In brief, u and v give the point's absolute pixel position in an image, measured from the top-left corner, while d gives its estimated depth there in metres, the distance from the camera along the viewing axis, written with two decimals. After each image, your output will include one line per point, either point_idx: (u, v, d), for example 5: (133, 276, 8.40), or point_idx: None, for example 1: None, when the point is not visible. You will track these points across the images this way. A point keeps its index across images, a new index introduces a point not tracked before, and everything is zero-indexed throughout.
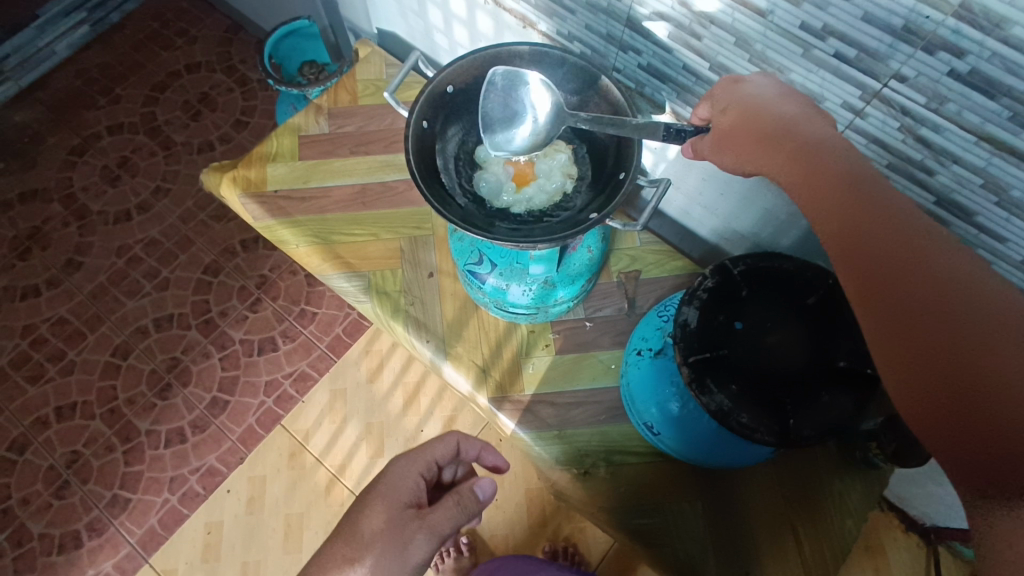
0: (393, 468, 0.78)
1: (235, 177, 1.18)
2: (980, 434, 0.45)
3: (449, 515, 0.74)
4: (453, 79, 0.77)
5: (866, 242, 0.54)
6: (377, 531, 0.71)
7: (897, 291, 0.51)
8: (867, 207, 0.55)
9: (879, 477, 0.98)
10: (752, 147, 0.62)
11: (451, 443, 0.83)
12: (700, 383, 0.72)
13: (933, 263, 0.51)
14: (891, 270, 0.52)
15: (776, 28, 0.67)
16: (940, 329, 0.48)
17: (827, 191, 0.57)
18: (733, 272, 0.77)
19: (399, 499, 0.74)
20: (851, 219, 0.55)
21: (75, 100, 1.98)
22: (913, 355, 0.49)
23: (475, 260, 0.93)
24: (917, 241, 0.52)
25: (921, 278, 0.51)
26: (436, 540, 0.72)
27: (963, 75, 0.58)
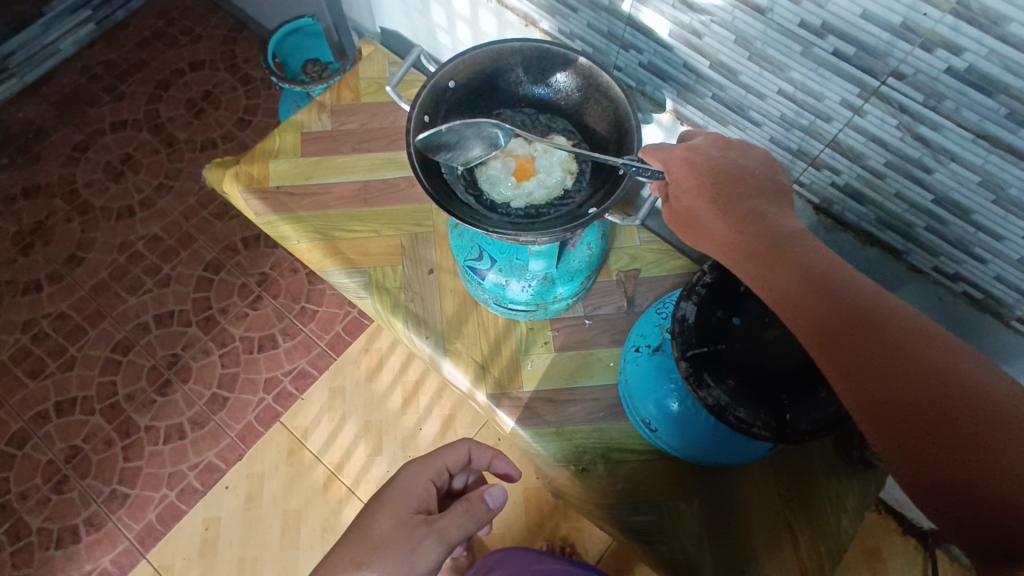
0: (404, 475, 0.80)
1: (238, 173, 1.19)
2: (992, 514, 0.44)
3: (459, 522, 0.75)
4: (455, 75, 0.77)
5: (830, 321, 0.53)
6: (386, 533, 0.71)
7: (874, 372, 0.50)
8: (824, 286, 0.54)
9: (876, 476, 0.98)
10: (711, 225, 0.63)
11: (462, 452, 0.84)
12: (698, 377, 0.71)
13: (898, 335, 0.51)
14: (860, 349, 0.51)
15: (777, 26, 0.68)
16: (929, 407, 0.47)
17: (782, 281, 0.56)
18: (732, 267, 0.78)
19: (409, 505, 0.76)
20: (812, 300, 0.54)
21: (78, 97, 1.99)
22: (905, 438, 0.48)
23: (475, 256, 0.94)
24: (876, 310, 0.52)
25: (891, 352, 0.50)
26: (446, 546, 0.72)
27: (961, 73, 0.59)
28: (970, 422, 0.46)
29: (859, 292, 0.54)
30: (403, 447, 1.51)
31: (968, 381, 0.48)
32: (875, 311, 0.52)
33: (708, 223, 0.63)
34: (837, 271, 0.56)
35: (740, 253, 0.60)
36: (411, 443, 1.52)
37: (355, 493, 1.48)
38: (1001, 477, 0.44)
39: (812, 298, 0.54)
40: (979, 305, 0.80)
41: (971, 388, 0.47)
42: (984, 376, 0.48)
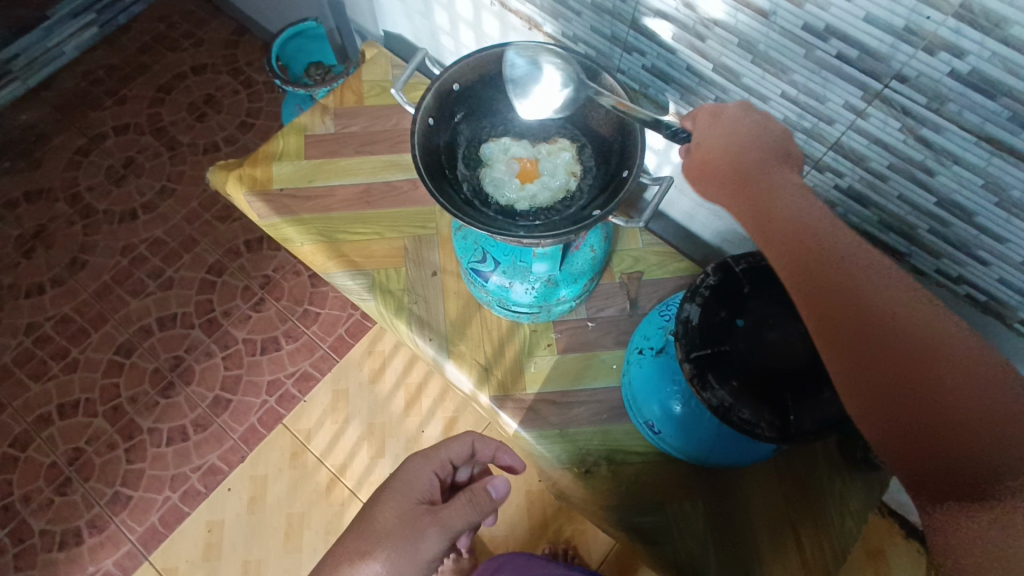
0: (406, 467, 0.80)
1: (241, 176, 1.19)
2: (941, 458, 0.49)
3: (462, 512, 0.74)
4: (459, 78, 0.77)
5: (818, 278, 0.56)
6: (390, 523, 0.72)
7: (852, 327, 0.54)
8: (817, 245, 0.58)
9: (879, 478, 0.98)
10: (722, 183, 0.66)
11: (465, 444, 0.84)
12: (702, 379, 0.72)
13: (880, 293, 0.54)
14: (842, 303, 0.55)
15: (780, 28, 0.68)
16: (897, 360, 0.52)
17: (777, 242, 0.60)
18: (735, 269, 0.78)
19: (412, 496, 0.76)
20: (802, 258, 0.58)
21: (81, 101, 1.99)
22: (870, 387, 0.53)
23: (479, 258, 0.94)
24: (862, 268, 0.56)
25: (872, 308, 0.54)
26: (449, 536, 0.72)
27: (963, 75, 0.59)
28: (934, 374, 0.50)
29: (850, 250, 0.57)
30: (406, 449, 1.51)
31: (938, 337, 0.52)
32: (864, 270, 0.56)
33: (721, 177, 0.65)
34: (833, 230, 0.59)
35: (744, 215, 0.64)
36: (414, 445, 1.52)
37: (358, 495, 1.48)
38: (957, 423, 0.49)
39: (803, 256, 0.58)
40: (981, 307, 0.80)
41: (940, 344, 0.51)
42: (957, 334, 0.52)
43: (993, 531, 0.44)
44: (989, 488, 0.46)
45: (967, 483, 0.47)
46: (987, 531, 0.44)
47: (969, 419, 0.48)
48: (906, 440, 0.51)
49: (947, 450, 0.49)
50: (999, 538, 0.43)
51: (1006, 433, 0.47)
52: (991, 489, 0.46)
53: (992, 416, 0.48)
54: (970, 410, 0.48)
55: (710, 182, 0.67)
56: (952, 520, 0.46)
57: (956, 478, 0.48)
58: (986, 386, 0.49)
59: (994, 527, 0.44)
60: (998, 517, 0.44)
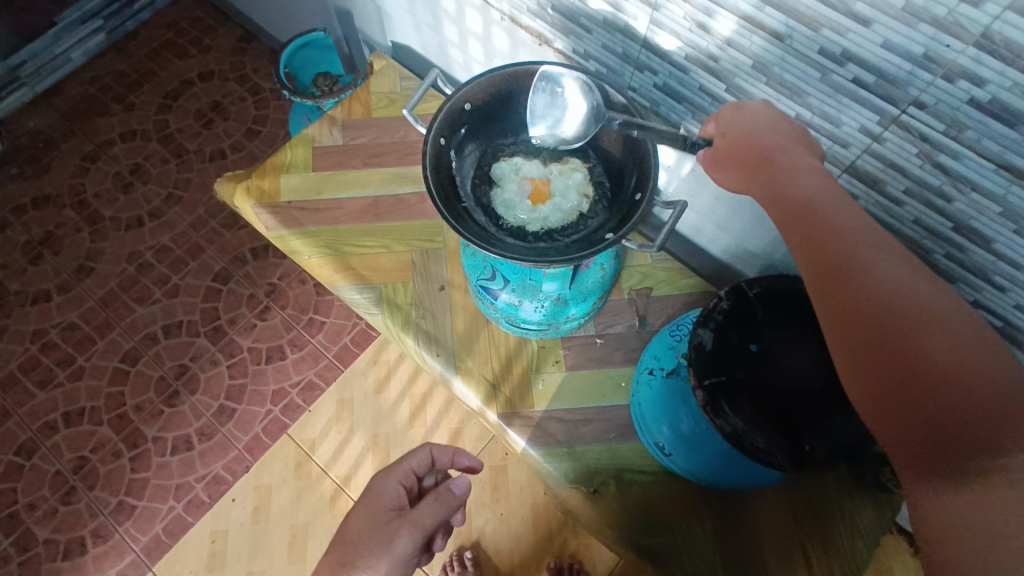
0: (371, 484, 0.78)
1: (249, 187, 1.19)
2: (928, 424, 0.49)
3: (430, 510, 0.74)
4: (471, 98, 0.77)
5: (826, 253, 0.58)
6: (359, 533, 0.72)
7: (854, 298, 0.55)
8: (828, 223, 0.59)
9: (891, 500, 0.97)
10: (742, 171, 0.66)
11: (426, 452, 0.82)
12: (715, 406, 0.70)
13: (884, 272, 0.56)
14: (846, 277, 0.56)
15: (795, 52, 0.67)
16: (894, 330, 0.53)
17: (788, 217, 0.61)
18: (748, 294, 0.78)
19: (379, 507, 0.75)
20: (810, 233, 0.59)
21: (89, 107, 2.00)
22: (864, 354, 0.53)
23: (488, 276, 0.94)
24: (867, 252, 0.57)
25: (875, 284, 0.55)
26: (421, 534, 0.72)
27: (983, 104, 0.58)
28: (929, 345, 0.51)
29: (859, 232, 0.59)
30: None
31: (936, 316, 0.53)
32: (871, 251, 0.57)
33: (742, 167, 0.66)
34: (845, 212, 0.60)
35: (760, 196, 0.65)
36: None
37: None
38: (948, 401, 0.48)
39: (813, 230, 0.59)
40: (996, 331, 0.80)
41: (938, 321, 0.53)
42: (958, 321, 0.53)
43: (973, 496, 0.44)
44: (970, 454, 0.46)
45: (952, 458, 0.47)
46: (962, 498, 0.45)
47: (959, 387, 0.49)
48: (894, 405, 0.51)
49: (934, 417, 0.49)
50: (972, 502, 0.44)
51: (994, 405, 0.47)
52: (972, 461, 0.46)
53: (979, 388, 0.48)
54: (960, 380, 0.49)
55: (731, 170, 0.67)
56: (932, 488, 0.47)
57: (939, 449, 0.48)
58: (978, 361, 0.50)
59: (969, 492, 0.45)
60: (974, 485, 0.45)
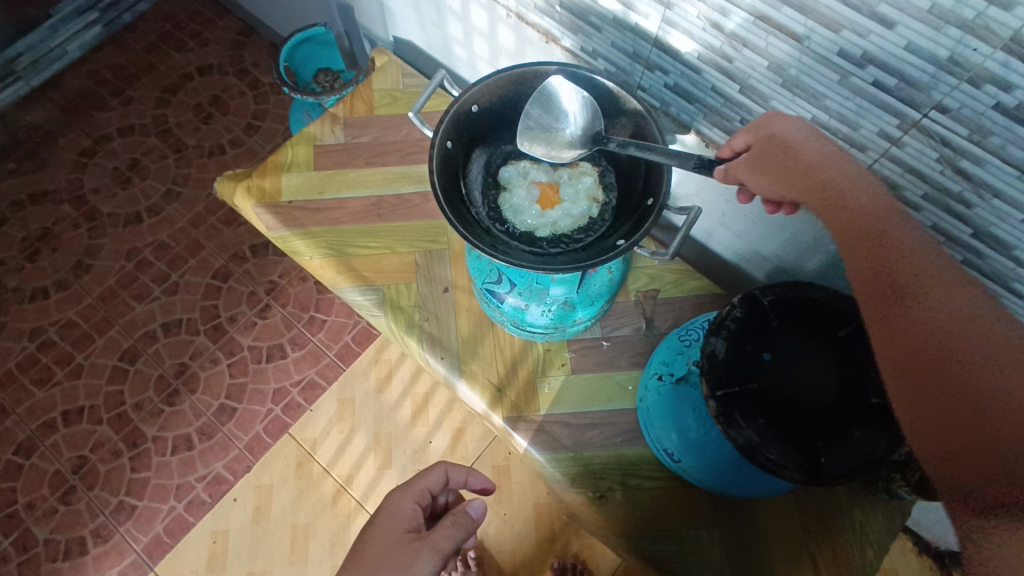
0: (387, 504, 0.78)
1: (249, 187, 1.17)
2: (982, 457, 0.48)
3: (448, 533, 0.74)
4: (478, 99, 0.75)
5: (886, 268, 0.57)
6: (377, 554, 0.70)
7: (914, 320, 0.54)
8: (888, 239, 0.58)
9: (901, 507, 0.97)
10: (785, 177, 0.64)
11: (440, 471, 0.82)
12: (728, 417, 0.70)
13: (949, 294, 0.55)
14: (907, 297, 0.55)
15: (814, 54, 0.65)
16: (955, 358, 0.52)
17: (845, 227, 0.60)
18: (762, 302, 0.76)
19: (396, 528, 0.74)
20: (867, 246, 0.58)
21: (86, 101, 1.97)
22: (920, 374, 0.53)
23: (494, 279, 0.92)
24: (930, 270, 0.56)
25: (939, 306, 0.54)
26: (440, 557, 0.71)
27: (1009, 109, 0.57)
28: (990, 376, 0.50)
29: (918, 247, 0.58)
30: (412, 461, 1.50)
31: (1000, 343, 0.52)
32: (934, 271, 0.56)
33: (783, 170, 0.64)
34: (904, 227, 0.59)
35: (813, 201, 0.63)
36: (420, 457, 1.50)
37: (365, 506, 1.46)
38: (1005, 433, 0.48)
39: (869, 245, 0.58)
40: None
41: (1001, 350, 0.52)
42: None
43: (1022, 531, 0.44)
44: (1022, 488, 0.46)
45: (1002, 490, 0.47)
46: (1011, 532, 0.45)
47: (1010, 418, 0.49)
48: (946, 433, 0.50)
49: (989, 450, 0.48)
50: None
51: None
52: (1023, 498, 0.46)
53: None
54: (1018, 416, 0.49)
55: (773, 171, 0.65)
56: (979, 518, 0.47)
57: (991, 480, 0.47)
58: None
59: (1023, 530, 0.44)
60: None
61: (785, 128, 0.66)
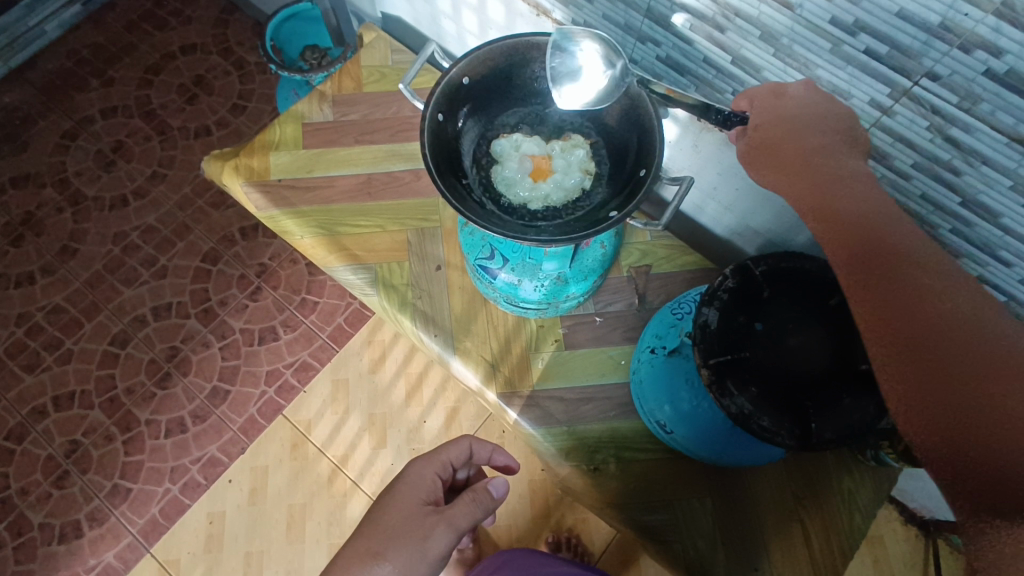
0: (409, 470, 0.79)
1: (237, 166, 1.15)
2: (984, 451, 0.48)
3: (466, 510, 0.75)
4: (469, 72, 0.74)
5: (870, 268, 0.57)
6: (395, 523, 0.72)
7: (904, 311, 0.54)
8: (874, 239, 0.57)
9: (889, 473, 0.99)
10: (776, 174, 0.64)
11: (465, 445, 0.83)
12: (721, 386, 0.71)
13: (928, 283, 0.55)
14: (893, 288, 0.55)
15: (806, 22, 0.65)
16: (930, 332, 0.52)
17: (830, 230, 0.59)
18: (754, 273, 0.77)
19: (415, 498, 0.76)
20: (850, 245, 0.58)
21: (66, 81, 1.93)
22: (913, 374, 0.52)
23: (486, 255, 0.92)
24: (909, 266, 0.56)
25: (905, 281, 0.55)
26: (455, 534, 0.73)
27: (999, 75, 0.57)
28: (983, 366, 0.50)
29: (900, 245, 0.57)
30: (407, 440, 1.50)
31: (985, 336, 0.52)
32: (905, 254, 0.57)
33: (781, 163, 0.64)
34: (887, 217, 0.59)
35: (799, 203, 0.62)
36: (415, 436, 1.51)
37: (361, 487, 1.47)
38: (1001, 434, 0.48)
39: (853, 242, 0.58)
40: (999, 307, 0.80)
41: (985, 335, 0.52)
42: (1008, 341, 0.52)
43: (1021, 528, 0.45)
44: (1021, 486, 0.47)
45: (1001, 490, 0.47)
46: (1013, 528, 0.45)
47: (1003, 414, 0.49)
48: (948, 428, 0.50)
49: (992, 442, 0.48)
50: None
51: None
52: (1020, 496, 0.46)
53: None
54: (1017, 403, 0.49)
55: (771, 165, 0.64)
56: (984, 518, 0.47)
57: (990, 481, 0.48)
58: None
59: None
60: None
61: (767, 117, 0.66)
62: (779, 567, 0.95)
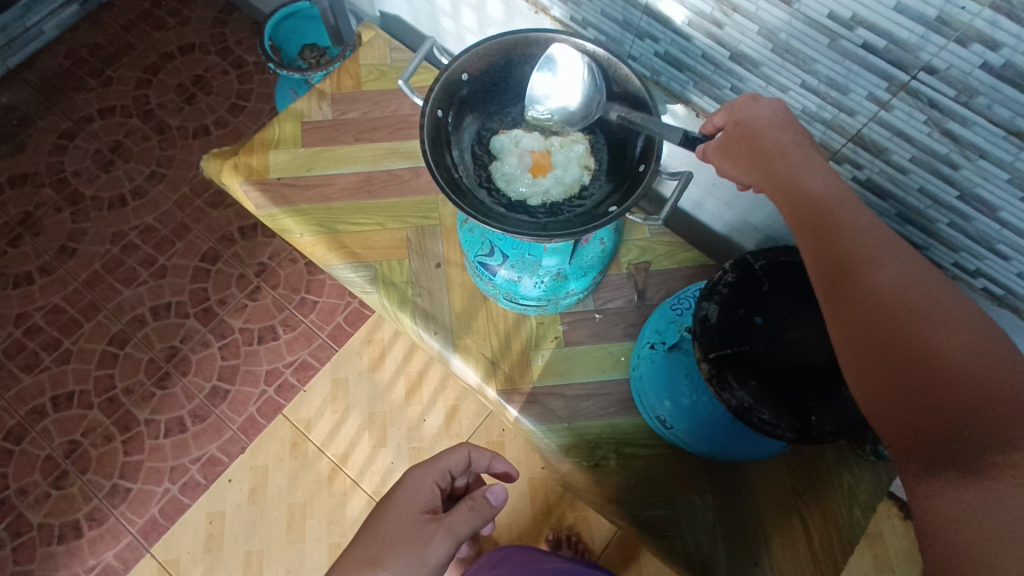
0: (408, 478, 0.80)
1: (237, 165, 1.15)
2: (932, 426, 0.49)
3: (464, 518, 0.75)
4: (468, 67, 0.74)
5: (834, 249, 0.58)
6: (394, 532, 0.72)
7: (863, 293, 0.55)
8: (840, 221, 0.59)
9: (889, 468, 0.99)
10: (747, 163, 0.65)
11: (464, 453, 0.84)
12: (721, 379, 0.72)
13: (891, 262, 0.56)
14: (857, 269, 0.56)
15: (804, 17, 0.66)
16: (888, 309, 0.54)
17: (798, 213, 0.61)
18: (754, 267, 0.78)
19: (414, 506, 0.76)
20: (814, 227, 0.59)
21: (64, 81, 1.93)
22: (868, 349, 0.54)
23: (486, 252, 0.92)
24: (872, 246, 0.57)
25: (867, 260, 0.57)
26: (454, 541, 0.73)
27: (996, 68, 0.57)
28: (939, 344, 0.51)
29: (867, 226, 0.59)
30: (407, 439, 1.50)
31: (945, 312, 0.53)
32: (870, 234, 0.58)
33: (752, 161, 0.65)
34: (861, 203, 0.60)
35: (770, 188, 0.63)
36: (415, 435, 1.51)
37: (361, 486, 1.47)
38: (953, 402, 0.49)
39: (820, 228, 0.59)
40: (998, 301, 0.80)
41: (946, 316, 0.53)
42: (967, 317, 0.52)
43: (972, 493, 0.46)
44: (972, 453, 0.47)
45: (953, 458, 0.48)
46: (970, 495, 0.46)
47: (956, 384, 0.49)
48: (904, 401, 0.51)
49: (939, 418, 0.49)
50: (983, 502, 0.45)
51: (1001, 409, 0.48)
52: (972, 462, 0.47)
53: (984, 387, 0.49)
54: (968, 380, 0.49)
55: (738, 162, 0.65)
56: (936, 485, 0.48)
57: (943, 450, 0.49)
58: (990, 362, 0.50)
59: (978, 492, 0.46)
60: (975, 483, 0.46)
61: (761, 110, 0.67)
62: (779, 562, 0.95)
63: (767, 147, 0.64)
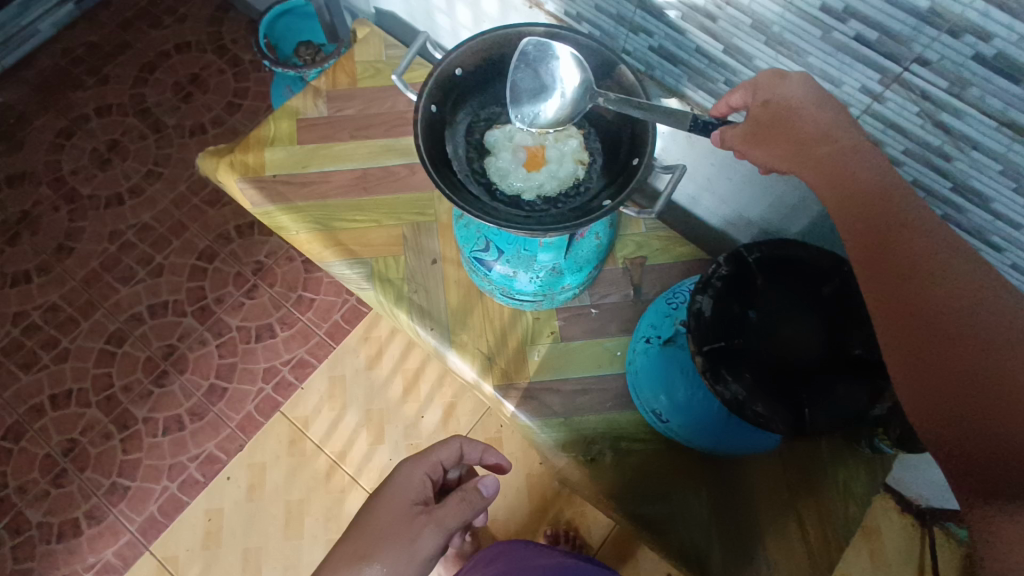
0: (400, 470, 0.80)
1: (232, 162, 1.15)
2: (985, 442, 0.48)
3: (455, 510, 0.75)
4: (462, 62, 0.74)
5: (890, 255, 0.56)
6: (384, 525, 0.72)
7: (919, 302, 0.54)
8: (899, 224, 0.57)
9: (882, 462, 1.00)
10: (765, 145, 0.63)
11: (455, 445, 0.83)
12: (715, 373, 0.72)
13: (952, 273, 0.54)
14: (912, 277, 0.55)
15: (797, 10, 0.65)
16: (946, 322, 0.52)
17: (851, 213, 0.59)
18: (748, 260, 0.78)
19: (404, 499, 0.76)
20: (872, 230, 0.57)
21: (61, 80, 1.92)
22: (922, 360, 0.52)
23: (481, 247, 0.92)
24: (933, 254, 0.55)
25: (927, 268, 0.55)
26: (444, 534, 0.73)
27: (988, 59, 0.57)
28: (999, 359, 0.50)
29: (928, 233, 0.56)
30: (405, 436, 1.51)
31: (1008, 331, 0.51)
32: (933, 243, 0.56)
33: (789, 145, 0.62)
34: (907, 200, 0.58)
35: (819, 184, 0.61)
36: (413, 432, 1.51)
37: (359, 482, 1.47)
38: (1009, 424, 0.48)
39: (874, 233, 0.57)
40: None
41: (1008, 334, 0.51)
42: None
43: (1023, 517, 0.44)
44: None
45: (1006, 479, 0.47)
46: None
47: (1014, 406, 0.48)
48: (954, 417, 0.50)
49: (996, 436, 0.48)
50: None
51: None
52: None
53: None
54: None
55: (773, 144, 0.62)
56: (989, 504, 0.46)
57: (995, 470, 0.47)
58: None
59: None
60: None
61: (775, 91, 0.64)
62: (775, 556, 0.96)
63: (786, 133, 0.62)
